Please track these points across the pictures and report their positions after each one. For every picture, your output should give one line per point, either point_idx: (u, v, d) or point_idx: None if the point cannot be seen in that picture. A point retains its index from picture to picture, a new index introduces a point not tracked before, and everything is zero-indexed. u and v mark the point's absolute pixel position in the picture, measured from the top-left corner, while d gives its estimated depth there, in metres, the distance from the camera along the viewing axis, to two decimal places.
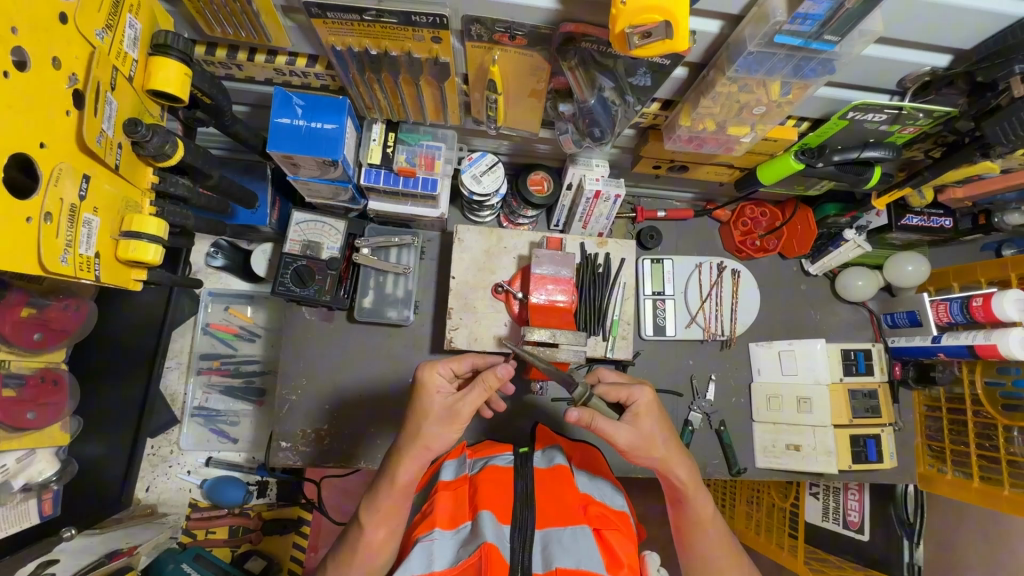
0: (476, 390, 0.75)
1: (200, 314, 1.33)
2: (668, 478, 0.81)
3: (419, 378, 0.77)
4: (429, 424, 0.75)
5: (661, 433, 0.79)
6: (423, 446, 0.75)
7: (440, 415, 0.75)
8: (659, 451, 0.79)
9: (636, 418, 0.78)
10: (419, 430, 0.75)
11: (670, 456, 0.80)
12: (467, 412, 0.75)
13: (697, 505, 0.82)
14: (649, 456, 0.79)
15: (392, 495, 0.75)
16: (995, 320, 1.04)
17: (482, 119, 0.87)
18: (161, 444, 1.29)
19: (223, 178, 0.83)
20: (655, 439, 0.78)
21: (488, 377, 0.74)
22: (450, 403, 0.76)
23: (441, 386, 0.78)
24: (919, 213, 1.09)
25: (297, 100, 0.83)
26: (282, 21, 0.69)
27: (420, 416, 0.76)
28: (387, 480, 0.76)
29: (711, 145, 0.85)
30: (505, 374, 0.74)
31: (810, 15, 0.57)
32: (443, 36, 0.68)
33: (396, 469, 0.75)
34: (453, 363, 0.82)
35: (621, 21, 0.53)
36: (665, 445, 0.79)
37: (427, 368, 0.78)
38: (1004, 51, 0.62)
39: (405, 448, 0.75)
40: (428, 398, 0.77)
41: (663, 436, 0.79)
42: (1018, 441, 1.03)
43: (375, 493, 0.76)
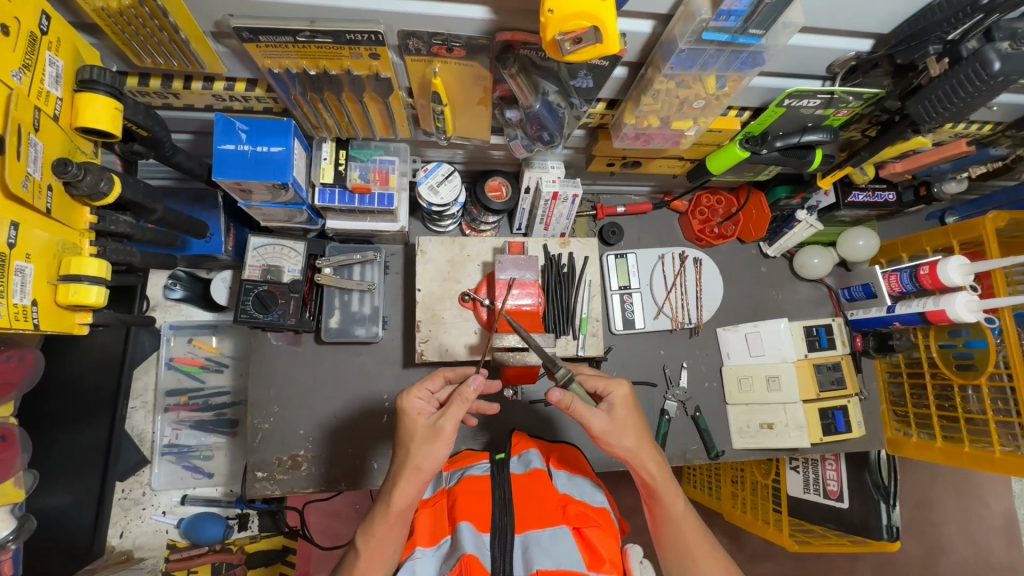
0: (457, 405, 0.73)
1: (162, 349, 1.28)
2: (639, 471, 0.82)
3: (400, 406, 0.78)
4: (416, 447, 0.73)
5: (633, 424, 0.81)
6: (414, 468, 0.73)
7: (427, 435, 0.74)
8: (630, 443, 0.80)
9: (612, 409, 0.81)
10: (407, 454, 0.74)
11: (641, 450, 0.81)
12: (450, 429, 0.73)
13: (668, 503, 0.82)
14: (618, 450, 0.81)
15: (385, 520, 0.72)
16: (942, 286, 1.09)
17: (432, 131, 0.88)
18: (132, 487, 1.25)
19: (169, 210, 0.80)
20: (627, 432, 0.80)
21: (465, 391, 0.74)
22: (432, 421, 0.75)
23: (422, 409, 0.77)
24: (864, 188, 1.15)
25: (241, 125, 0.81)
26: (214, 48, 0.67)
27: (407, 438, 0.75)
28: (381, 506, 0.74)
29: (659, 141, 0.86)
30: (480, 385, 0.74)
31: (733, 11, 0.58)
32: (381, 52, 0.67)
33: (389, 494, 0.73)
34: (427, 385, 0.81)
35: (550, 28, 0.53)
36: (636, 439, 0.81)
37: (407, 394, 0.78)
38: (918, 34, 0.65)
39: (397, 472, 0.73)
40: (412, 421, 0.75)
41: (636, 429, 0.81)
42: (973, 399, 1.09)
43: (370, 521, 0.74)
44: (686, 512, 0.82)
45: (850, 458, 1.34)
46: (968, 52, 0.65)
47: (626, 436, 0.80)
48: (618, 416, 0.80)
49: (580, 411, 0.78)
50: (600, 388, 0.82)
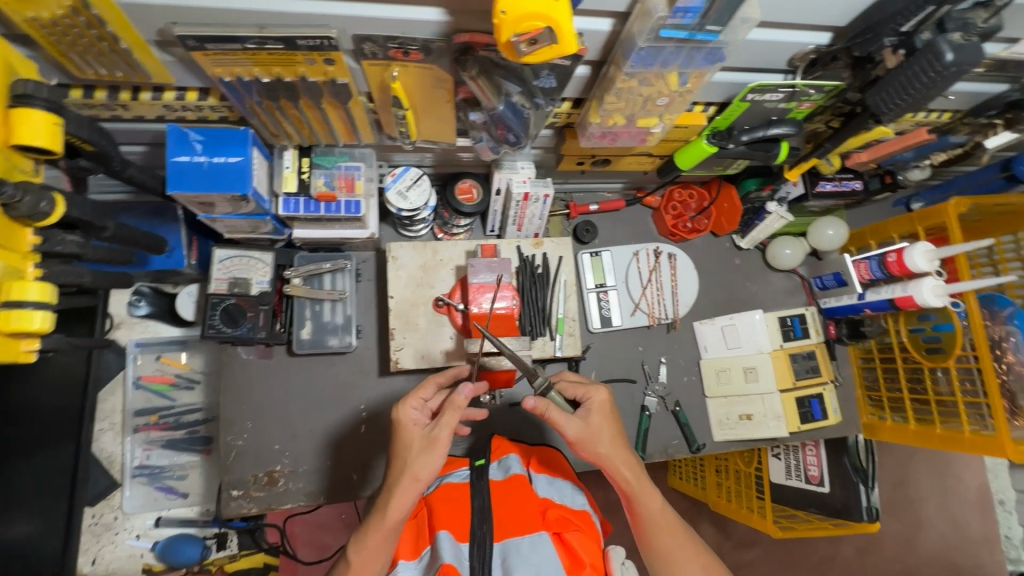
0: (451, 414, 0.74)
1: (129, 368, 1.24)
2: (616, 477, 0.82)
3: (394, 417, 0.78)
4: (413, 456, 0.75)
5: (609, 431, 0.81)
6: (411, 478, 0.74)
7: (421, 445, 0.75)
8: (605, 449, 0.81)
9: (588, 414, 0.81)
10: (403, 464, 0.75)
11: (615, 456, 0.81)
12: (444, 438, 0.74)
13: (646, 506, 0.82)
14: (594, 456, 0.81)
15: (380, 528, 0.74)
16: (909, 273, 1.11)
17: (396, 135, 0.86)
18: (103, 512, 1.21)
19: (122, 227, 0.77)
20: (602, 437, 0.81)
21: (458, 400, 0.75)
22: (427, 431, 0.76)
23: (417, 420, 0.78)
24: (831, 178, 1.16)
25: (195, 135, 0.79)
26: (159, 57, 0.65)
27: (402, 449, 0.76)
28: (377, 515, 0.75)
29: (626, 138, 0.85)
30: (471, 392, 0.76)
31: (689, 8, 0.58)
32: (335, 58, 0.65)
33: (385, 504, 0.74)
34: (421, 394, 0.81)
35: (505, 30, 0.52)
36: (611, 444, 0.81)
37: (402, 405, 0.79)
38: (873, 27, 0.66)
39: (394, 482, 0.75)
40: (408, 432, 0.76)
41: (612, 434, 0.81)
42: (943, 381, 1.11)
43: (365, 530, 0.75)
44: (665, 516, 0.82)
45: (829, 443, 1.36)
46: (922, 43, 0.66)
47: (601, 442, 0.80)
48: (592, 423, 0.80)
49: (555, 417, 0.79)
50: (578, 392, 0.83)
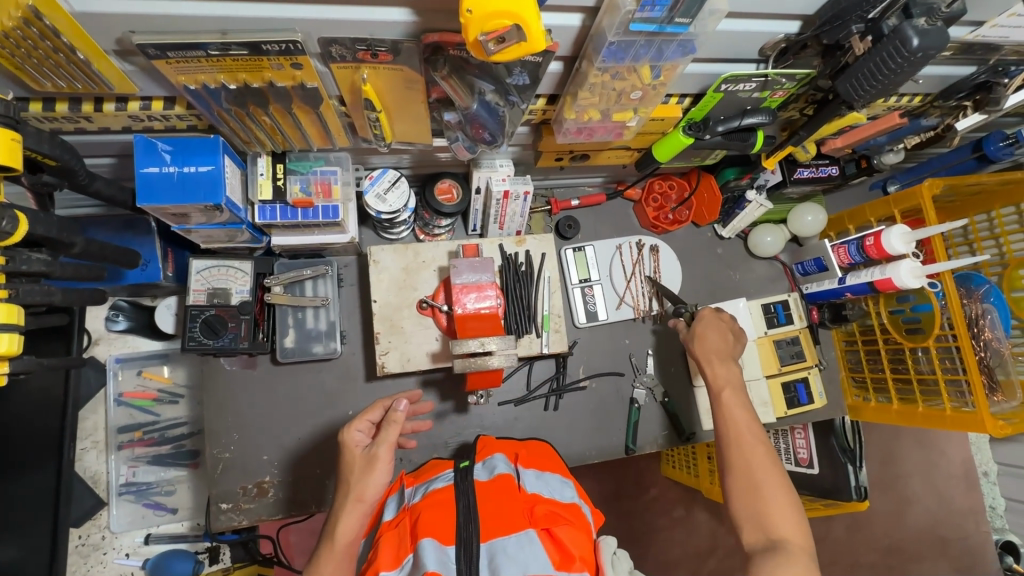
0: (388, 430, 0.82)
1: (110, 385, 1.22)
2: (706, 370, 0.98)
3: (342, 440, 0.86)
4: (355, 477, 0.82)
5: (712, 335, 1.01)
6: (356, 498, 0.80)
7: (362, 465, 0.82)
8: (700, 346, 1.01)
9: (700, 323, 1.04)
10: (349, 487, 0.82)
11: (708, 354, 0.99)
12: (383, 455, 0.81)
13: (725, 398, 0.92)
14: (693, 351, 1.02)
15: (330, 555, 0.77)
16: (887, 255, 1.13)
17: (370, 138, 0.85)
18: (90, 532, 1.19)
19: (92, 242, 0.75)
20: (702, 337, 1.02)
21: (394, 415, 0.82)
22: (368, 452, 0.83)
23: (360, 441, 0.86)
24: (809, 165, 1.17)
25: (163, 146, 0.77)
26: (120, 66, 0.63)
27: (347, 473, 0.83)
28: (327, 542, 0.79)
29: (602, 133, 0.85)
30: (407, 407, 0.84)
31: (657, 2, 0.57)
32: (302, 62, 0.64)
33: (333, 528, 0.79)
34: (366, 416, 0.87)
35: (472, 28, 0.52)
36: (708, 345, 1.00)
37: (347, 429, 0.86)
38: (840, 15, 0.66)
39: (340, 507, 0.80)
40: (351, 454, 0.84)
41: (710, 339, 1.01)
42: (923, 360, 1.13)
43: (317, 558, 0.78)
44: (738, 406, 0.90)
45: (817, 426, 1.37)
46: (889, 29, 0.66)
47: (698, 340, 1.02)
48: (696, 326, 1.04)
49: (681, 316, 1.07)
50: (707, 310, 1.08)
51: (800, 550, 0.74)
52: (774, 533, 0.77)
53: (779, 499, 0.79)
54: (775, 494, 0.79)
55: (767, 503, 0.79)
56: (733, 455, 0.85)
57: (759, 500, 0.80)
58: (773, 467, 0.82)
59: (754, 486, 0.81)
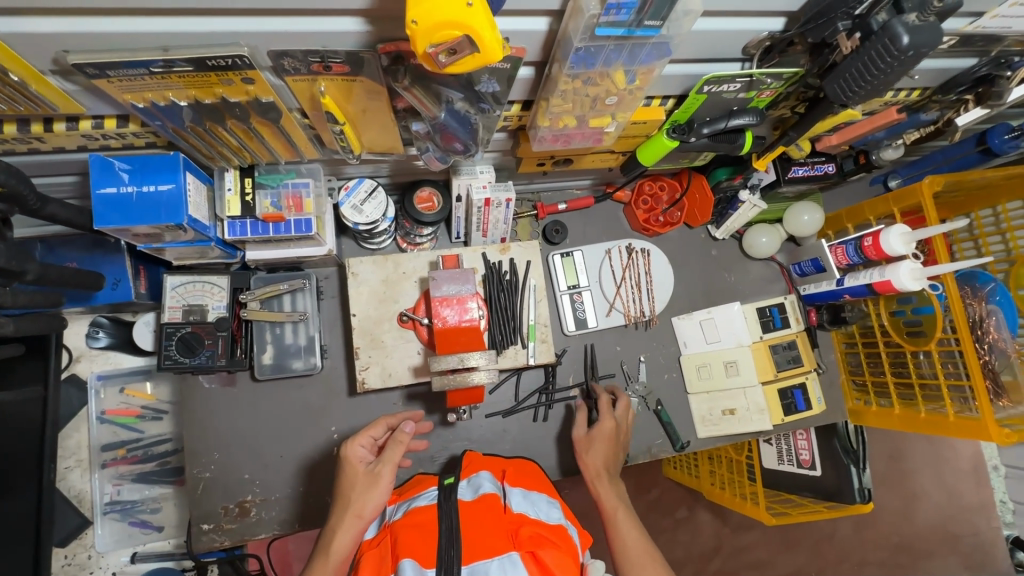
0: (394, 449, 0.84)
1: (92, 403, 1.20)
2: (597, 491, 0.97)
3: (342, 454, 0.87)
4: (356, 493, 0.82)
5: (601, 447, 1.01)
6: (355, 515, 0.80)
7: (365, 482, 0.83)
8: (590, 459, 1.00)
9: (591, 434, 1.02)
10: (347, 502, 0.82)
11: (598, 467, 0.99)
12: (386, 473, 0.83)
13: (618, 522, 0.91)
14: (584, 465, 1.00)
15: (324, 568, 0.77)
16: (886, 256, 1.08)
17: (338, 149, 0.81)
18: (76, 551, 1.17)
19: (49, 267, 0.72)
20: (592, 448, 1.01)
21: (402, 435, 0.86)
22: (371, 468, 0.85)
23: (363, 457, 0.87)
24: (804, 163, 1.13)
25: (121, 165, 0.74)
26: (61, 86, 0.60)
27: (347, 488, 0.84)
28: (321, 555, 0.78)
29: (580, 140, 0.81)
30: (414, 430, 0.87)
31: (623, 4, 0.53)
32: (254, 76, 0.61)
33: (328, 543, 0.79)
34: (369, 433, 0.90)
35: (420, 41, 0.48)
36: (597, 459, 1.00)
37: (349, 444, 0.88)
38: (824, 12, 0.62)
39: (338, 522, 0.80)
40: (354, 470, 0.85)
41: (601, 448, 1.00)
42: (925, 364, 1.09)
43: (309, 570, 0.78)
44: (631, 526, 0.90)
45: (818, 428, 1.33)
46: (878, 25, 0.62)
47: (589, 451, 1.01)
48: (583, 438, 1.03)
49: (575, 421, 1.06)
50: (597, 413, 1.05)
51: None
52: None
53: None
54: None
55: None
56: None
57: None
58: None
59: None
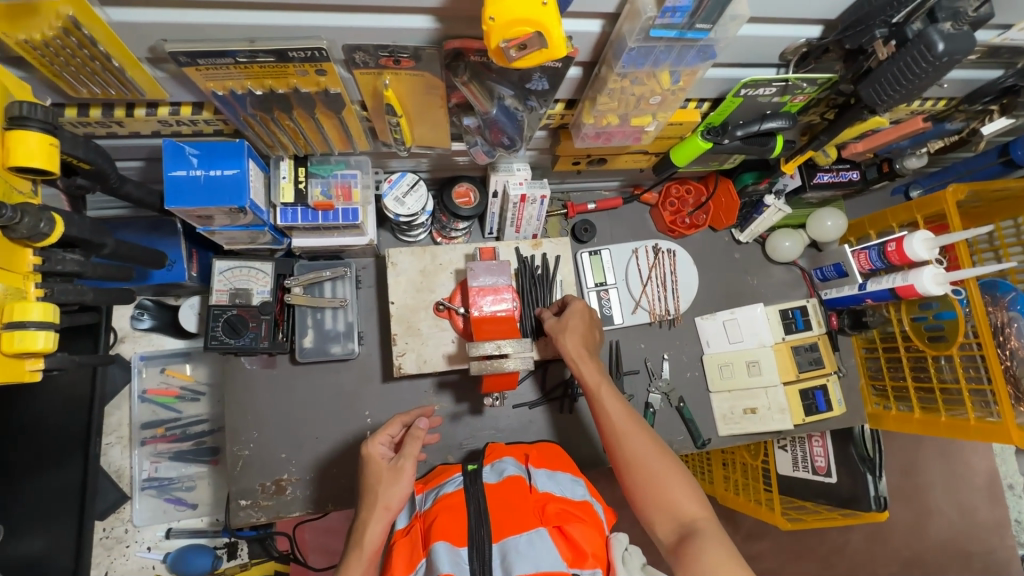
0: (413, 443, 0.86)
1: (134, 381, 1.25)
2: (579, 371, 0.93)
3: (364, 452, 0.87)
4: (383, 487, 0.82)
5: (577, 327, 0.96)
6: (384, 507, 0.81)
7: (390, 476, 0.83)
8: (567, 343, 0.95)
9: (565, 316, 0.97)
10: (374, 496, 0.82)
11: (577, 349, 0.94)
12: (409, 466, 0.84)
13: (601, 397, 0.89)
14: (562, 348, 0.95)
15: (360, 562, 0.77)
16: (909, 261, 1.11)
17: (390, 142, 0.86)
18: (114, 525, 1.22)
19: (120, 244, 0.77)
20: (569, 330, 0.95)
21: (418, 430, 0.87)
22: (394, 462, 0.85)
23: (384, 453, 0.87)
24: (829, 169, 1.16)
25: (191, 150, 0.79)
26: (152, 73, 0.65)
27: (373, 483, 0.83)
28: (355, 548, 0.79)
29: (620, 138, 0.86)
30: (429, 424, 0.88)
31: (678, 7, 0.57)
32: (327, 68, 0.65)
33: (361, 537, 0.79)
34: (386, 431, 0.90)
35: (495, 36, 0.52)
36: (574, 340, 0.95)
37: (370, 442, 0.88)
38: (863, 19, 0.65)
39: (367, 515, 0.81)
40: (377, 465, 0.85)
41: (577, 328, 0.96)
42: (946, 368, 1.11)
43: (344, 565, 0.78)
44: (615, 399, 0.89)
45: (834, 434, 1.35)
46: (913, 33, 0.65)
47: (567, 333, 0.95)
48: (557, 322, 0.96)
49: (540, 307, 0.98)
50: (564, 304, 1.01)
51: (712, 527, 0.75)
52: (684, 517, 0.77)
53: (677, 481, 0.80)
54: (671, 478, 0.80)
55: (669, 491, 0.79)
56: (623, 450, 0.84)
57: (656, 488, 0.80)
58: (662, 451, 0.83)
59: (651, 477, 0.81)
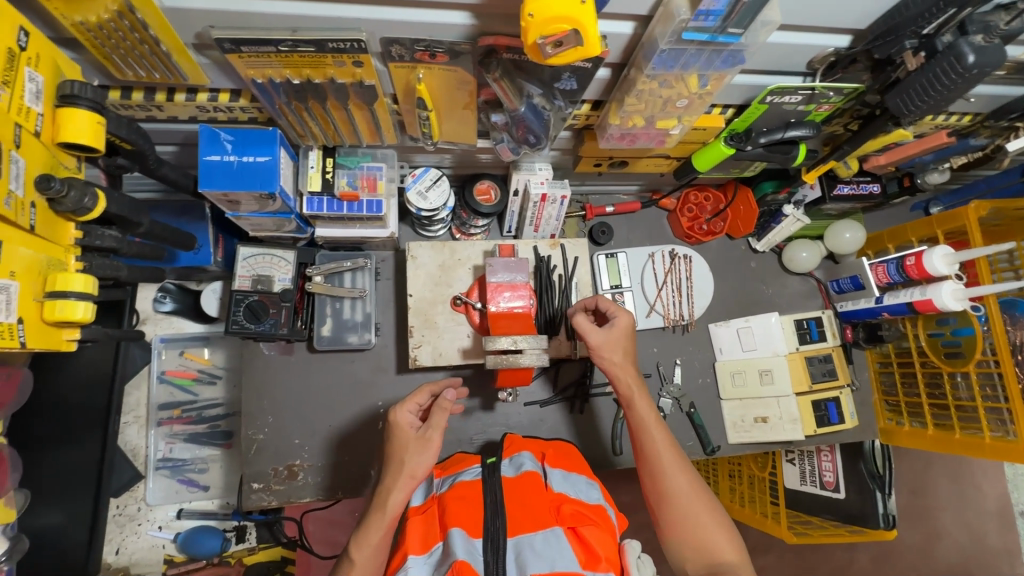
0: (439, 415, 0.85)
1: (153, 362, 1.27)
2: (626, 393, 0.89)
3: (390, 419, 0.87)
4: (409, 456, 0.83)
5: (625, 344, 0.90)
6: (409, 475, 0.82)
7: (418, 446, 0.83)
8: (618, 359, 0.89)
9: (612, 327, 0.90)
10: (401, 463, 0.83)
11: (627, 367, 0.89)
12: (437, 437, 0.85)
13: (647, 425, 0.86)
14: (609, 367, 0.89)
15: (381, 521, 0.80)
16: (928, 276, 1.11)
17: (418, 136, 0.87)
18: (127, 503, 1.25)
19: (155, 224, 0.80)
20: (617, 348, 0.89)
21: (445, 402, 0.86)
22: (421, 432, 0.85)
23: (412, 422, 0.86)
24: (849, 181, 1.16)
25: (225, 136, 0.81)
26: (196, 59, 0.67)
27: (400, 451, 0.84)
28: (377, 510, 0.81)
29: (644, 140, 0.87)
30: (455, 396, 0.87)
31: (711, 11, 0.59)
32: (364, 60, 0.67)
33: (384, 500, 0.81)
34: (415, 399, 0.89)
35: (532, 32, 0.54)
36: (622, 357, 0.89)
37: (398, 410, 0.87)
38: (893, 30, 0.67)
39: (392, 481, 0.82)
40: (404, 434, 0.85)
41: (624, 346, 0.90)
42: (962, 386, 1.11)
43: (366, 528, 0.80)
44: (663, 431, 0.86)
45: (845, 449, 1.34)
46: (942, 45, 0.66)
47: (615, 352, 0.89)
48: (611, 335, 0.89)
49: (582, 323, 0.88)
50: (608, 310, 0.92)
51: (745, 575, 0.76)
52: (717, 560, 0.78)
53: (714, 525, 0.80)
54: (711, 522, 0.80)
55: (705, 533, 0.79)
56: (665, 485, 0.82)
57: (695, 528, 0.79)
58: (702, 490, 0.82)
59: (688, 515, 0.80)
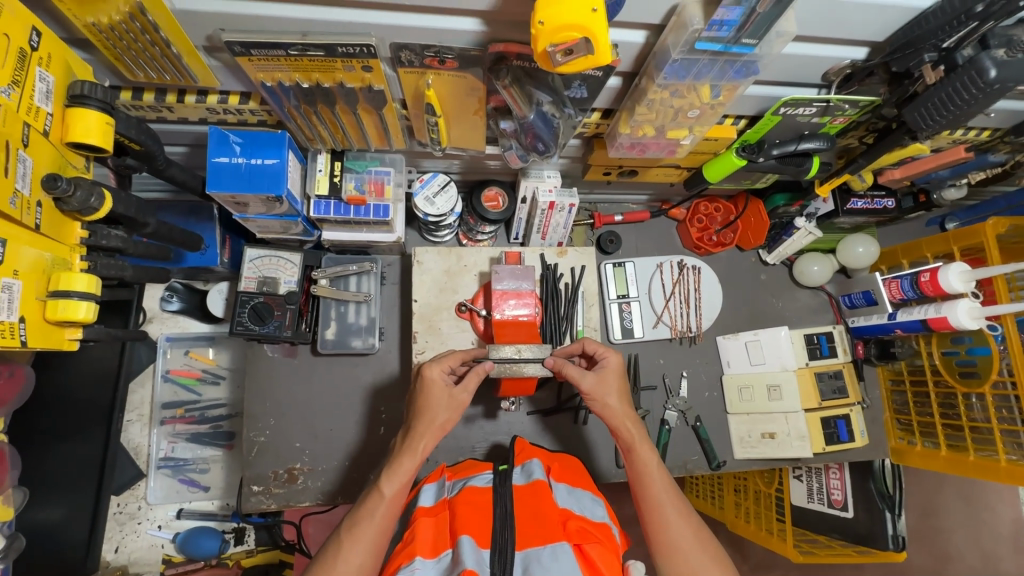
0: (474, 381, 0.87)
1: (158, 362, 1.28)
2: (624, 435, 0.87)
3: (424, 375, 0.86)
4: (439, 410, 0.84)
5: (619, 388, 0.90)
6: (440, 426, 0.84)
7: (450, 404, 0.85)
8: (613, 403, 0.89)
9: (603, 372, 0.90)
10: (431, 415, 0.84)
11: (625, 411, 0.88)
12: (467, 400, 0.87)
13: (644, 467, 0.84)
14: (607, 409, 0.88)
15: (412, 463, 0.81)
16: (944, 293, 1.08)
17: (427, 141, 0.87)
18: (127, 501, 1.25)
19: (161, 224, 0.80)
20: (612, 392, 0.89)
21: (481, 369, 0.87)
22: (452, 393, 0.86)
23: (445, 382, 0.87)
24: (863, 196, 1.13)
25: (235, 138, 0.81)
26: (206, 61, 0.67)
27: (432, 406, 0.85)
28: (406, 455, 0.82)
29: (654, 150, 0.86)
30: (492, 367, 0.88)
31: (725, 21, 0.58)
32: (373, 65, 0.67)
33: (415, 446, 0.83)
34: (451, 359, 0.89)
35: (542, 40, 0.53)
36: (618, 400, 0.89)
37: (433, 366, 0.86)
38: (913, 42, 0.65)
39: (422, 429, 0.83)
40: (438, 392, 0.85)
41: (618, 391, 0.90)
42: (977, 407, 1.08)
43: (396, 464, 0.81)
44: (661, 474, 0.84)
45: (854, 467, 1.30)
46: (963, 59, 0.65)
47: (609, 395, 0.89)
48: (603, 378, 0.89)
49: (571, 372, 0.88)
50: (596, 353, 0.92)
51: None
52: None
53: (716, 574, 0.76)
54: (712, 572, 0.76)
55: None
56: (663, 530, 0.79)
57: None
58: (705, 539, 0.79)
59: (688, 572, 0.76)
